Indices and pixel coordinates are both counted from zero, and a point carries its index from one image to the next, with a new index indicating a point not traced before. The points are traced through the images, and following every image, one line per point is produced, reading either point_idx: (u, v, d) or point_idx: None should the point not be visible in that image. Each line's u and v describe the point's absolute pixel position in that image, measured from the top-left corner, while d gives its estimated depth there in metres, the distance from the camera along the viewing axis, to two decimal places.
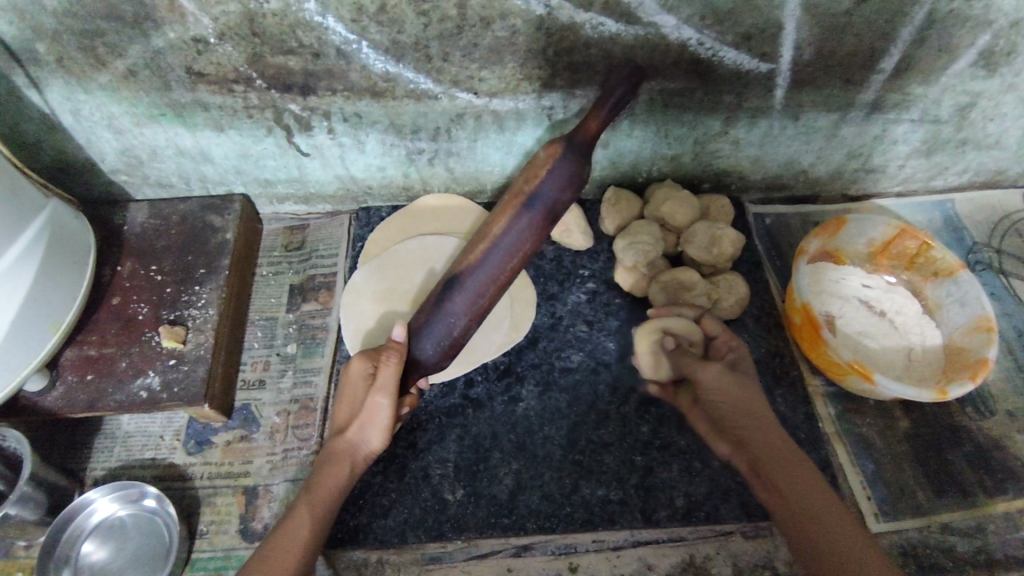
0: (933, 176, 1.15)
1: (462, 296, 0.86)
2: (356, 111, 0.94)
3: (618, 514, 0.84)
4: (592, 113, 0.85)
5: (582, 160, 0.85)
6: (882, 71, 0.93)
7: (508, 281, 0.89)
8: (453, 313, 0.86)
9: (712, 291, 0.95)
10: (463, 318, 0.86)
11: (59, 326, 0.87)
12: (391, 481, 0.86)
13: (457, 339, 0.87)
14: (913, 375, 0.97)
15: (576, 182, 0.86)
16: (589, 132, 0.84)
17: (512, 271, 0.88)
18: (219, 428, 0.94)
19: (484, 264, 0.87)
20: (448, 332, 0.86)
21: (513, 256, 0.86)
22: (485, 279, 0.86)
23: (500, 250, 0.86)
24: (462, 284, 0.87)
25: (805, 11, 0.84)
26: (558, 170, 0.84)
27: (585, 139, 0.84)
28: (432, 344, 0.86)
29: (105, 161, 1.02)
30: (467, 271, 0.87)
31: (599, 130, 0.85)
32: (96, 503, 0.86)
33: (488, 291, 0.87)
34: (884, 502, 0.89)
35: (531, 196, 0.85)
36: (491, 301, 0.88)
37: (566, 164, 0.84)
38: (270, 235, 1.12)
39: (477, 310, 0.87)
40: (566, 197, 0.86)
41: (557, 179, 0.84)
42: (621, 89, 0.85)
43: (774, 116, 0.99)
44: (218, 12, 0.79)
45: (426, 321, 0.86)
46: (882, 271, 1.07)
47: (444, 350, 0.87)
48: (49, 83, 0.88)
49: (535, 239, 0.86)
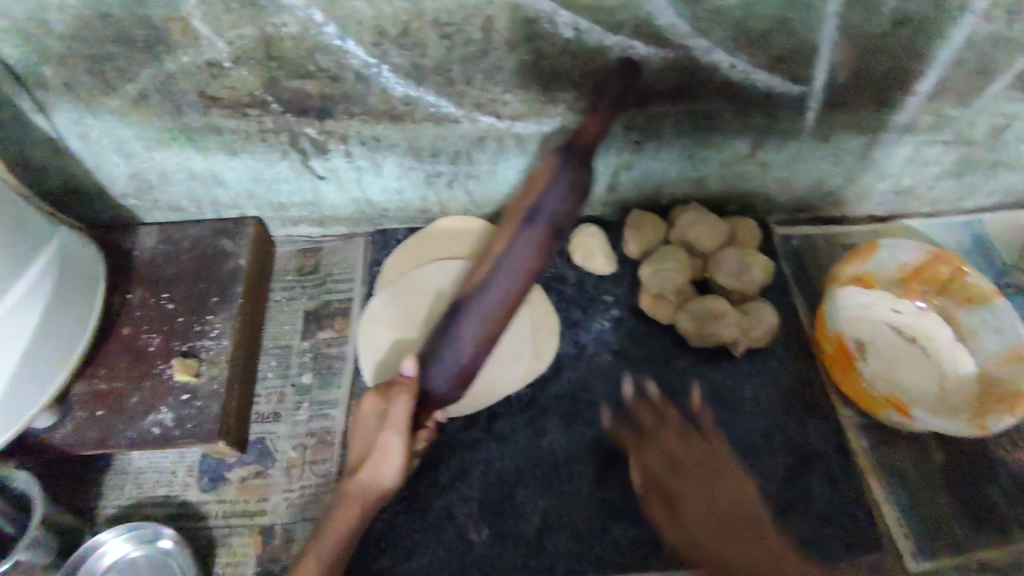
0: (963, 196, 1.12)
1: (467, 322, 0.78)
2: (374, 134, 0.90)
3: (650, 555, 0.81)
4: (590, 116, 0.79)
5: (583, 170, 0.78)
6: (918, 93, 0.90)
7: (518, 303, 0.81)
8: (458, 340, 0.78)
9: (743, 320, 0.92)
10: (470, 345, 0.78)
11: (67, 362, 0.84)
12: (414, 521, 0.84)
13: (467, 369, 0.79)
14: (946, 407, 0.91)
15: (579, 193, 0.79)
16: (590, 135, 0.79)
17: (520, 292, 0.79)
18: (233, 463, 0.91)
19: (488, 287, 0.79)
20: (456, 359, 0.78)
21: (517, 275, 0.78)
22: (491, 301, 0.78)
23: (504, 270, 0.78)
24: (466, 309, 0.79)
25: (841, 33, 0.81)
26: (559, 182, 0.78)
27: (586, 144, 0.79)
28: (442, 374, 0.79)
29: (115, 186, 0.99)
30: (471, 295, 0.79)
31: (601, 134, 0.79)
32: (107, 545, 0.83)
33: (494, 314, 0.79)
34: (923, 540, 0.85)
35: (532, 209, 0.79)
36: (499, 325, 0.79)
37: (566, 175, 0.78)
38: (283, 259, 1.09)
39: (485, 336, 0.79)
40: (568, 209, 0.79)
41: (557, 192, 0.78)
42: (615, 85, 0.79)
43: (805, 139, 0.96)
44: (233, 36, 0.76)
45: (433, 351, 0.79)
46: (913, 297, 1.01)
47: (454, 381, 0.80)
48: (57, 107, 0.85)
49: (540, 256, 0.79)
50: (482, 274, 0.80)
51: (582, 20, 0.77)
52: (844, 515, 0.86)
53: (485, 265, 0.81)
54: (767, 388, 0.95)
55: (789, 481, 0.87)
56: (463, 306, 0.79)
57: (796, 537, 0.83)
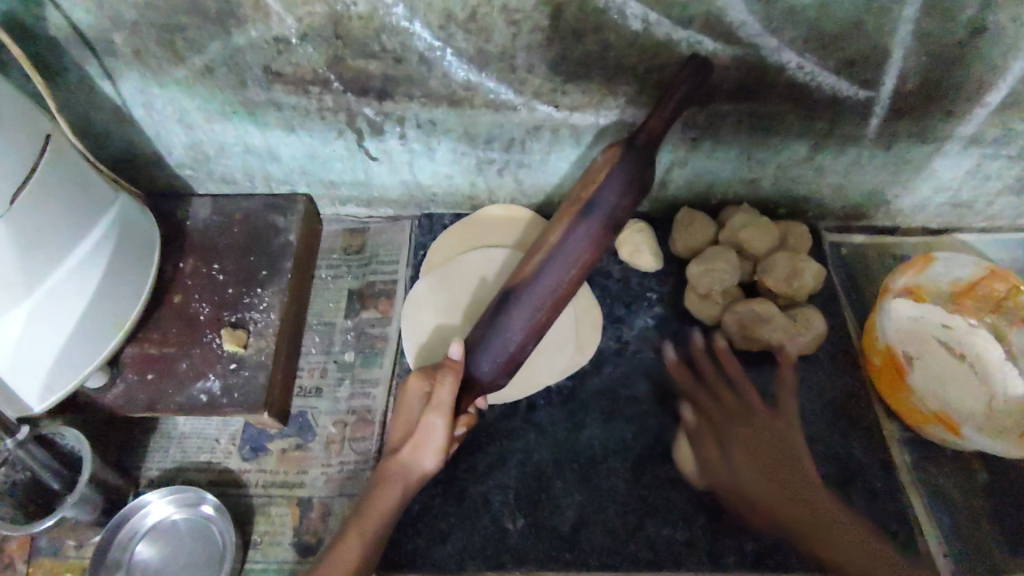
0: (1023, 213, 1.08)
1: (519, 310, 0.78)
2: (431, 118, 0.91)
3: (685, 556, 0.81)
4: (653, 111, 0.77)
5: (642, 163, 0.77)
6: (987, 105, 0.87)
7: (567, 296, 0.81)
8: (509, 327, 0.78)
9: (790, 326, 0.91)
10: (520, 334, 0.78)
11: (123, 325, 0.85)
12: (450, 505, 0.85)
13: (514, 357, 0.79)
14: (994, 427, 0.89)
15: (637, 188, 0.78)
16: (651, 133, 0.77)
17: (572, 284, 0.80)
18: (274, 435, 0.92)
19: (542, 275, 0.79)
20: (505, 347, 0.78)
21: (571, 266, 0.79)
22: (543, 290, 0.78)
23: (558, 261, 0.79)
24: (518, 297, 0.79)
25: (915, 38, 0.79)
26: (616, 173, 0.77)
27: (646, 141, 0.77)
28: (489, 360, 0.78)
29: (173, 155, 1.01)
30: (523, 283, 0.79)
31: (659, 133, 0.78)
32: (151, 505, 0.85)
33: (546, 304, 0.79)
34: (961, 559, 0.84)
35: (589, 203, 0.78)
36: (549, 316, 0.80)
37: (623, 168, 0.77)
38: (330, 237, 1.10)
39: (535, 325, 0.79)
40: (626, 204, 0.79)
41: (616, 185, 0.77)
42: (685, 82, 0.75)
43: (865, 145, 0.94)
44: (303, 13, 0.77)
45: (482, 336, 0.79)
46: (965, 313, 0.99)
47: (501, 368, 0.79)
48: (124, 75, 0.86)
49: (594, 249, 0.79)
50: (535, 263, 0.79)
51: (651, 12, 0.76)
52: (882, 528, 0.84)
53: (536, 254, 0.81)
54: (810, 396, 0.94)
55: (827, 492, 0.86)
56: (515, 294, 0.79)
57: None
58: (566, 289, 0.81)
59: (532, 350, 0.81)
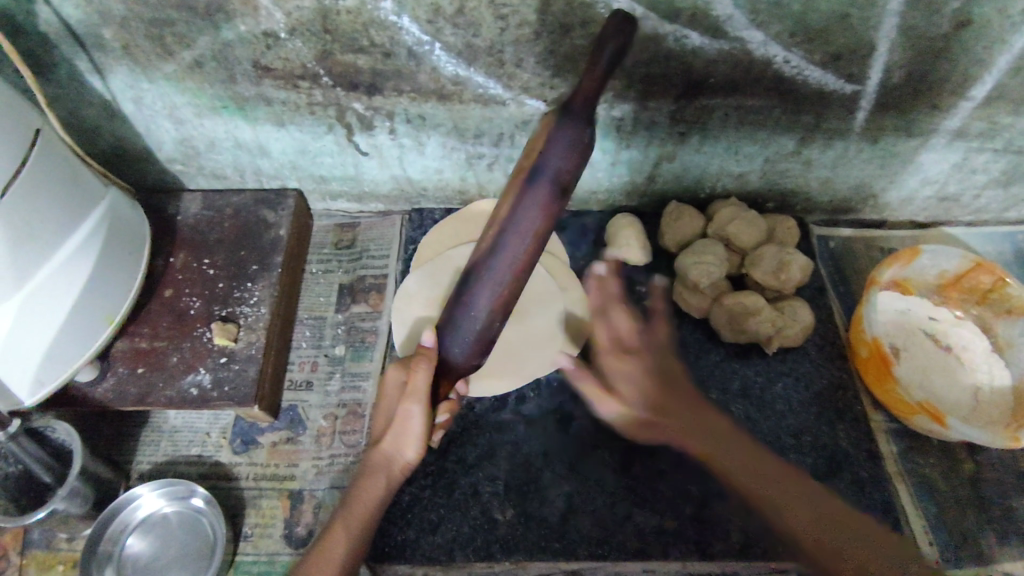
0: (1007, 207, 1.10)
1: (479, 290, 0.76)
2: (420, 112, 0.91)
3: (672, 545, 0.82)
4: (586, 70, 0.70)
5: (583, 122, 0.71)
6: (972, 99, 0.88)
7: (529, 266, 0.76)
8: (471, 307, 0.76)
9: (778, 317, 0.91)
10: (483, 313, 0.76)
11: (113, 319, 0.86)
12: (439, 497, 0.86)
13: (484, 337, 0.78)
14: (979, 418, 0.90)
15: (581, 147, 0.72)
16: (586, 90, 0.70)
17: (530, 255, 0.75)
18: (265, 428, 0.93)
19: (494, 254, 0.74)
20: (471, 327, 0.76)
21: (524, 238, 0.74)
22: (496, 267, 0.74)
23: (509, 235, 0.73)
24: (476, 277, 0.75)
25: (900, 33, 0.80)
26: (555, 138, 0.71)
27: (584, 101, 0.70)
28: (458, 342, 0.77)
29: (163, 150, 1.01)
30: (478, 265, 0.76)
31: (597, 90, 0.71)
32: (142, 498, 0.85)
33: (505, 280, 0.75)
34: (947, 547, 0.85)
35: (531, 169, 0.71)
36: (511, 291, 0.76)
37: (562, 131, 0.71)
38: (320, 232, 1.10)
39: (499, 302, 0.76)
40: (571, 166, 0.72)
41: (558, 147, 0.71)
42: (611, 39, 0.69)
43: (852, 139, 0.95)
44: (292, 7, 0.77)
45: (448, 319, 0.78)
46: (950, 305, 1.00)
47: (471, 348, 0.78)
48: (114, 70, 0.86)
49: (545, 218, 0.73)
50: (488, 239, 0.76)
51: (638, 7, 0.77)
52: (868, 518, 0.85)
53: (491, 229, 0.77)
54: (797, 387, 0.94)
55: (812, 481, 0.87)
56: (473, 274, 0.76)
57: None
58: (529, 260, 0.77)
59: (503, 325, 0.79)
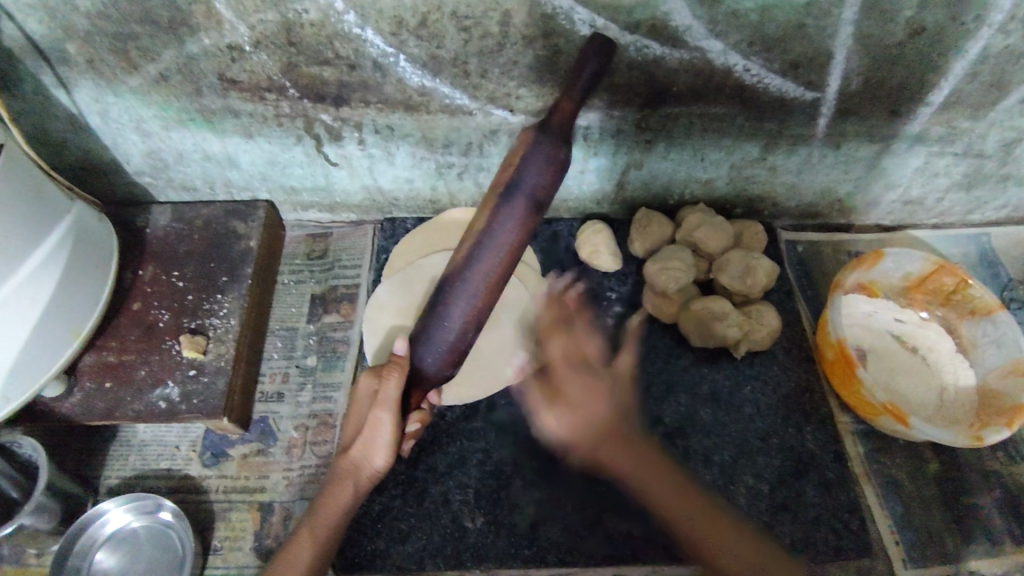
0: (971, 210, 1.12)
1: (454, 300, 0.77)
2: (388, 123, 0.92)
3: (641, 549, 0.82)
4: (564, 92, 0.75)
5: (560, 142, 0.74)
6: (930, 104, 0.90)
7: (504, 279, 0.79)
8: (446, 318, 0.77)
9: (746, 322, 0.93)
10: (458, 323, 0.78)
11: (80, 333, 0.85)
12: (410, 506, 0.86)
13: (457, 347, 0.79)
14: (944, 418, 0.92)
15: (557, 166, 0.74)
16: (566, 112, 0.74)
17: (506, 267, 0.78)
18: (236, 440, 0.92)
19: (472, 264, 0.76)
20: (445, 337, 0.77)
21: (501, 252, 0.76)
22: (475, 278, 0.76)
23: (487, 246, 0.76)
24: (453, 287, 0.77)
25: (856, 42, 0.82)
26: (534, 155, 0.74)
27: (561, 122, 0.74)
28: (431, 353, 0.78)
29: (131, 163, 1.01)
30: (454, 275, 0.77)
31: (575, 112, 0.75)
32: (109, 514, 0.84)
33: (480, 291, 0.77)
34: (912, 547, 0.86)
35: (509, 185, 0.74)
36: (486, 303, 0.78)
37: (541, 148, 0.74)
38: (292, 242, 1.10)
39: (473, 313, 0.78)
40: (547, 182, 0.75)
41: (535, 165, 0.74)
42: (591, 61, 0.73)
43: (815, 145, 0.97)
44: (255, 21, 0.78)
45: (422, 329, 0.79)
46: (916, 306, 1.01)
47: (444, 360, 0.79)
48: (79, 84, 0.86)
49: (522, 232, 0.76)
50: (465, 250, 0.77)
51: (598, 18, 0.78)
52: (836, 518, 0.86)
53: (468, 240, 0.78)
54: (765, 390, 0.95)
55: (781, 484, 0.88)
56: (449, 284, 0.78)
57: (787, 538, 0.84)
58: (503, 272, 0.79)
59: (476, 337, 0.81)
